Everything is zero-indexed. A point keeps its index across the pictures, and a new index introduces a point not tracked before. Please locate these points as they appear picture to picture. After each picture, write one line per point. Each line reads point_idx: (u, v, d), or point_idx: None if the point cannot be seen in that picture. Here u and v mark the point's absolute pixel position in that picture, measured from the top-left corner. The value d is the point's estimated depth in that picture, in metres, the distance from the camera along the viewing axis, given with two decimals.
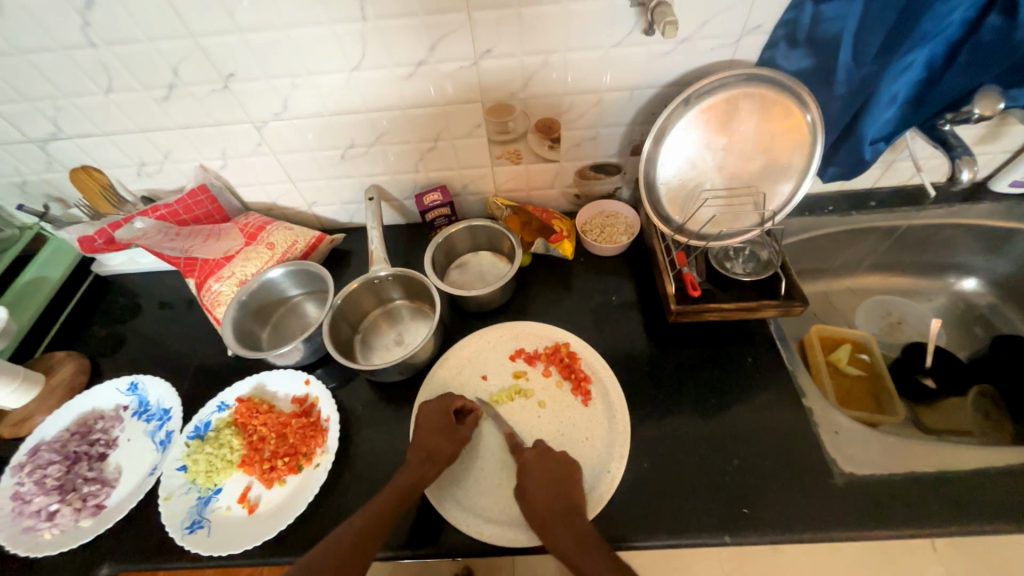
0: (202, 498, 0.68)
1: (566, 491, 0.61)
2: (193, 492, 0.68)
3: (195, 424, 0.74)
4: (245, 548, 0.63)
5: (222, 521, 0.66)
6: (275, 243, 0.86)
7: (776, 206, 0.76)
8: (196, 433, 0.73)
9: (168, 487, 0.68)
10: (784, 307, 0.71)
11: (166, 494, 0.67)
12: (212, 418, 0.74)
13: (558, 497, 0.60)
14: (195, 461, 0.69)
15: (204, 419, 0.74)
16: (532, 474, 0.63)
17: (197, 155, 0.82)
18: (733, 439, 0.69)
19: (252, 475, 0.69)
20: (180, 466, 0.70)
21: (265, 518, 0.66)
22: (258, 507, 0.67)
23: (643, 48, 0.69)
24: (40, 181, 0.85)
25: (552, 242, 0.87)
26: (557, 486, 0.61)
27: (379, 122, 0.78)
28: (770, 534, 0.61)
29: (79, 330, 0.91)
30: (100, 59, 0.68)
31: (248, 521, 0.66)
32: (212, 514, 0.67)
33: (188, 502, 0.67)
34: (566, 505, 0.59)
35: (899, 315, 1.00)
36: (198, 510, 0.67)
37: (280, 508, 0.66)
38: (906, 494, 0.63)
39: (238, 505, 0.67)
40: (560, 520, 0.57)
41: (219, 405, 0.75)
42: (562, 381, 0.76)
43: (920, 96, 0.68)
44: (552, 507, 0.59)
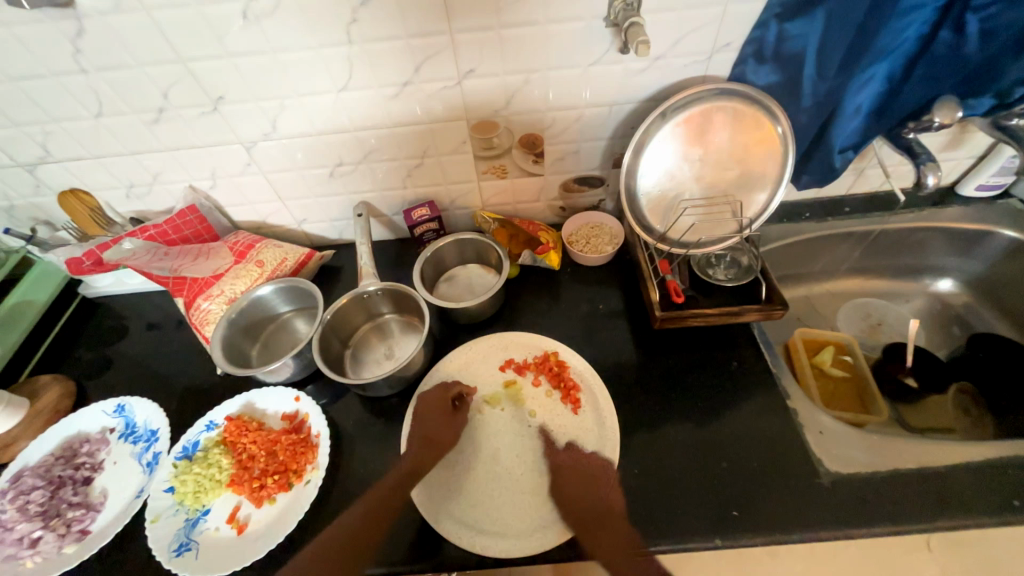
0: (190, 519, 0.67)
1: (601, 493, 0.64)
2: (181, 513, 0.67)
3: (182, 444, 0.73)
4: (234, 569, 0.62)
5: (211, 542, 0.65)
6: (264, 260, 0.86)
7: (753, 214, 0.79)
8: (184, 453, 0.72)
9: (154, 509, 0.67)
10: (766, 311, 0.73)
11: (152, 516, 0.66)
12: (201, 437, 0.74)
13: (598, 500, 0.63)
14: (184, 481, 0.68)
15: (193, 438, 0.74)
16: (571, 478, 0.67)
17: (187, 176, 0.83)
18: (721, 442, 0.70)
19: (241, 494, 0.68)
20: (167, 488, 0.69)
21: (254, 537, 0.65)
22: (247, 527, 0.66)
23: (619, 66, 0.72)
24: (27, 205, 0.86)
25: (539, 254, 0.88)
26: (591, 490, 0.65)
27: (367, 140, 0.80)
28: (761, 535, 0.61)
29: (65, 353, 0.90)
30: (90, 85, 0.69)
31: (237, 541, 0.65)
32: (201, 535, 0.66)
33: (175, 524, 0.66)
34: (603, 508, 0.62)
35: (879, 317, 1.02)
36: (186, 532, 0.66)
37: (269, 527, 0.66)
38: (890, 491, 0.64)
39: (226, 526, 0.66)
40: (600, 521, 0.61)
41: (208, 425, 0.75)
42: (552, 390, 0.77)
43: (883, 107, 0.71)
44: (590, 506, 0.63)
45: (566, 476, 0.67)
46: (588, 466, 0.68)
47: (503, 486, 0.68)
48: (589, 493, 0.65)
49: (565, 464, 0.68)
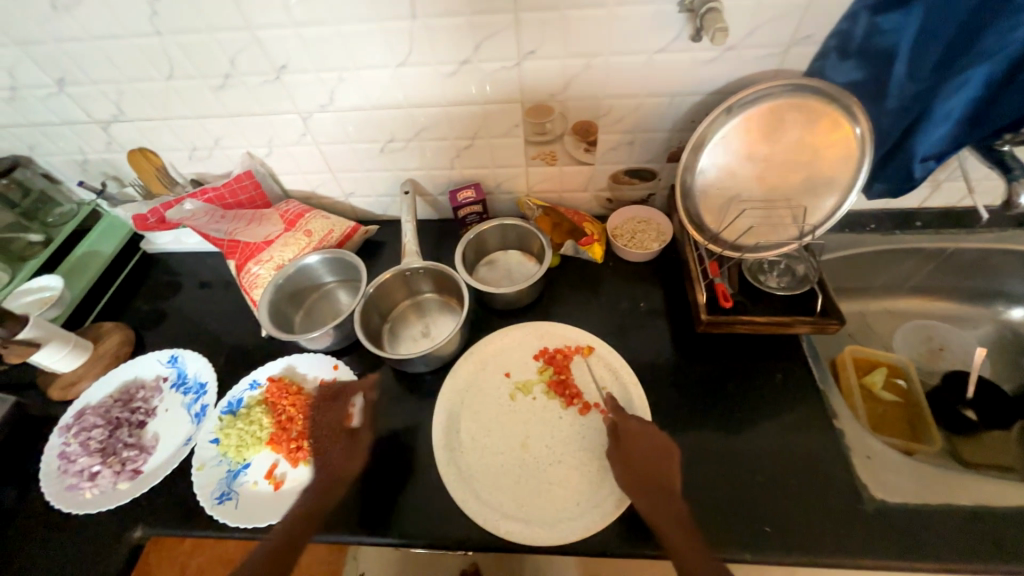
0: (231, 471, 0.70)
1: (663, 464, 0.62)
2: (224, 465, 0.71)
3: (227, 400, 0.77)
4: (270, 522, 0.65)
5: (250, 494, 0.68)
6: (312, 230, 0.89)
7: (817, 221, 0.74)
8: (229, 409, 0.76)
9: (201, 458, 0.71)
10: (820, 324, 0.69)
11: (199, 464, 0.71)
12: (245, 395, 0.77)
13: (658, 471, 0.62)
14: (227, 435, 0.72)
15: (237, 396, 0.77)
16: (635, 439, 0.65)
17: (245, 143, 0.86)
18: (758, 454, 0.67)
19: (279, 453, 0.71)
20: (213, 439, 0.73)
21: (291, 494, 0.68)
22: (283, 484, 0.69)
23: (687, 55, 0.68)
24: (100, 160, 0.91)
25: (583, 245, 0.87)
26: (654, 457, 0.63)
27: (420, 118, 0.80)
28: (794, 555, 0.59)
29: (126, 303, 0.96)
30: (163, 47, 0.71)
31: (273, 496, 0.68)
32: (241, 487, 0.69)
33: (218, 474, 0.70)
34: (662, 479, 0.61)
35: (940, 341, 0.95)
36: (227, 482, 0.69)
37: (304, 486, 0.68)
38: (941, 526, 0.60)
39: (264, 481, 0.69)
40: (659, 490, 0.60)
41: (251, 383, 0.78)
42: (585, 383, 0.76)
43: (977, 114, 0.64)
44: (649, 473, 0.62)
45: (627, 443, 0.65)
46: (648, 438, 0.64)
47: (531, 473, 0.68)
48: (650, 466, 0.62)
49: (631, 426, 0.66)
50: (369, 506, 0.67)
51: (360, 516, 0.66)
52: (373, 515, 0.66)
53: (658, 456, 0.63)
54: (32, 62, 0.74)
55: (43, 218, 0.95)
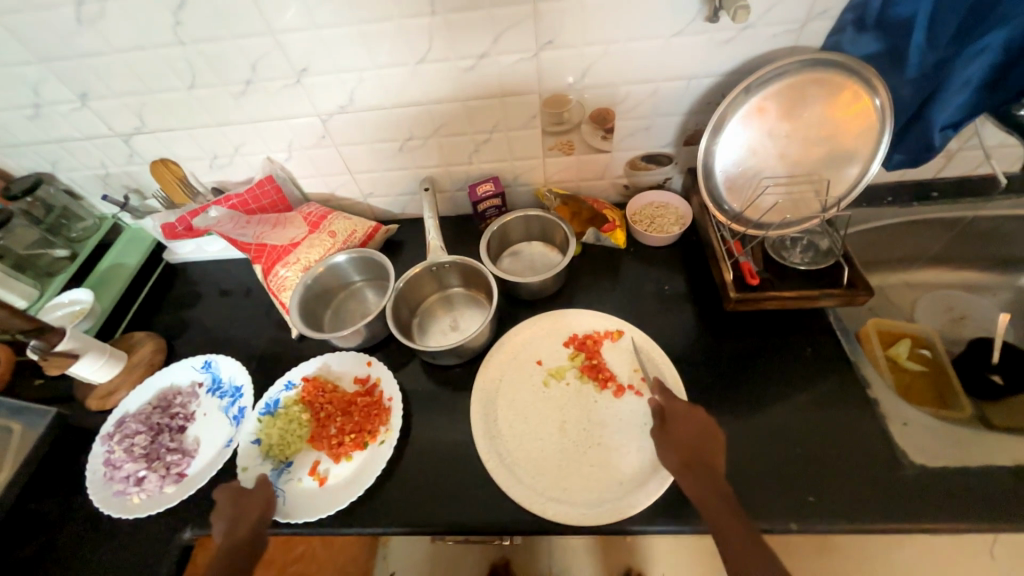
0: (275, 470, 0.71)
1: (707, 443, 0.62)
2: (267, 465, 0.72)
3: (265, 401, 0.78)
4: (319, 517, 0.66)
5: (296, 492, 0.69)
6: (336, 231, 0.90)
7: (840, 193, 0.75)
8: (266, 409, 0.77)
9: (245, 459, 0.72)
10: (847, 297, 0.70)
11: (243, 466, 0.71)
12: (281, 396, 0.78)
13: (703, 452, 0.61)
14: (268, 435, 0.73)
15: (274, 397, 0.78)
16: (680, 421, 0.64)
17: (266, 148, 0.87)
18: (794, 427, 0.68)
19: (321, 450, 0.72)
20: (253, 440, 0.74)
21: (335, 489, 0.69)
22: (327, 481, 0.70)
23: (704, 37, 0.69)
24: (121, 173, 0.92)
25: (604, 232, 0.88)
26: (698, 438, 0.62)
27: (439, 114, 0.81)
28: (838, 523, 0.60)
29: (154, 313, 0.97)
30: (186, 57, 0.72)
31: (319, 492, 0.69)
32: (287, 485, 0.70)
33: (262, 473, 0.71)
34: (707, 459, 0.60)
35: (962, 310, 0.96)
36: (272, 481, 0.70)
37: (348, 481, 0.69)
38: (984, 487, 0.61)
39: (309, 478, 0.70)
40: (706, 470, 0.59)
41: (286, 384, 0.79)
42: (617, 367, 0.77)
43: (995, 80, 0.65)
44: (694, 452, 0.61)
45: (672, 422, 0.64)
46: (693, 421, 0.64)
47: (572, 457, 0.69)
48: (695, 443, 0.62)
49: (676, 408, 0.65)
50: (415, 499, 0.68)
51: (408, 510, 0.67)
52: (419, 508, 0.67)
53: (705, 436, 0.62)
54: (56, 78, 0.75)
55: (66, 234, 0.96)
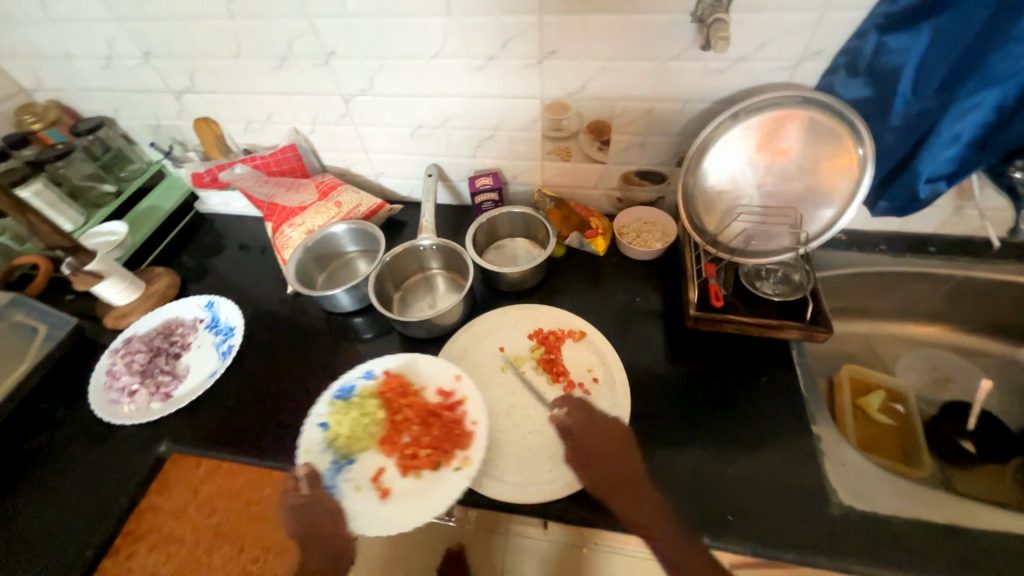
0: (335, 464, 0.67)
1: (623, 455, 0.66)
2: (331, 454, 0.68)
3: (342, 384, 0.75)
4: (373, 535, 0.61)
5: (354, 496, 0.65)
6: (342, 202, 0.98)
7: (814, 230, 0.76)
8: (341, 394, 0.74)
9: (307, 442, 0.69)
10: (808, 331, 0.71)
11: (304, 449, 0.69)
12: (358, 383, 0.75)
13: (622, 466, 0.65)
14: (340, 424, 0.71)
15: (351, 381, 0.75)
16: (591, 435, 0.69)
17: (293, 120, 0.96)
18: (730, 449, 0.70)
19: (389, 458, 0.68)
20: (321, 423, 0.71)
21: (394, 508, 0.63)
22: (389, 496, 0.64)
23: (699, 63, 0.72)
24: (170, 126, 1.04)
25: (587, 238, 0.92)
26: (614, 451, 0.66)
27: (449, 107, 0.87)
28: (750, 546, 0.61)
29: (177, 253, 1.07)
30: (234, 30, 0.82)
31: (380, 505, 0.64)
32: (345, 483, 0.66)
33: (322, 463, 0.67)
34: (626, 473, 0.65)
35: (947, 372, 0.94)
36: (331, 476, 0.67)
37: (411, 503, 0.63)
38: (908, 539, 0.60)
39: (370, 486, 0.66)
40: (628, 487, 0.63)
41: (367, 372, 0.76)
42: (569, 365, 0.80)
43: (985, 138, 0.65)
44: (614, 471, 0.65)
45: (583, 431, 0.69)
46: (608, 433, 0.68)
47: (508, 440, 0.73)
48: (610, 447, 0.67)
49: (580, 422, 0.70)
50: None
51: None
52: None
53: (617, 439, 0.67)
54: (127, 35, 0.86)
55: (117, 172, 1.08)
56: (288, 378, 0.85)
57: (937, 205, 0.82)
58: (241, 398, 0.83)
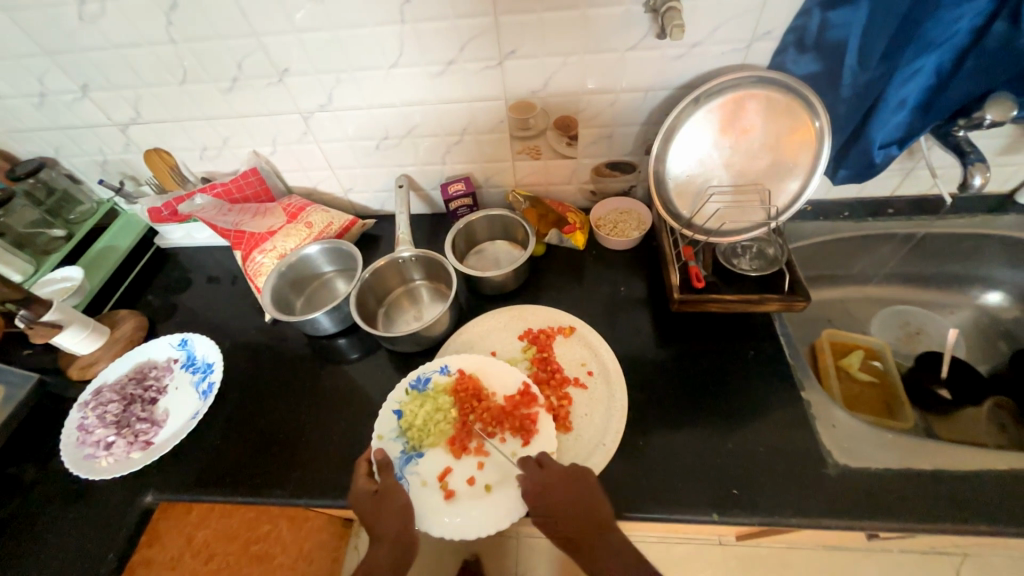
0: (406, 454, 0.70)
1: (587, 506, 0.62)
2: (402, 443, 0.71)
3: (418, 374, 0.77)
4: (434, 533, 0.63)
5: (421, 490, 0.67)
6: (312, 222, 0.95)
7: (783, 203, 0.79)
8: (416, 385, 0.76)
9: (383, 427, 0.72)
10: (788, 301, 0.73)
11: (379, 434, 0.72)
12: (432, 377, 0.76)
13: (586, 516, 0.62)
14: (413, 415, 0.73)
15: (426, 375, 0.77)
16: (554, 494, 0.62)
17: (251, 142, 0.93)
18: (727, 425, 0.71)
19: (456, 460, 0.69)
20: (395, 411, 0.74)
21: (456, 513, 0.64)
22: (454, 497, 0.66)
23: (656, 51, 0.73)
24: (118, 161, 0.98)
25: (565, 233, 0.93)
26: (576, 506, 0.62)
27: (412, 116, 0.86)
28: (758, 516, 0.63)
29: (141, 293, 1.02)
30: (177, 54, 0.78)
31: (443, 504, 0.66)
32: (413, 476, 0.68)
33: (395, 450, 0.70)
34: (594, 523, 0.62)
35: (918, 325, 0.99)
36: (400, 465, 0.69)
37: (473, 511, 0.64)
38: (902, 488, 0.63)
39: (436, 483, 0.67)
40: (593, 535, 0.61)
41: (441, 368, 0.77)
42: (579, 365, 0.79)
43: (928, 102, 0.69)
44: (577, 525, 0.61)
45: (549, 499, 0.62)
46: (569, 485, 0.63)
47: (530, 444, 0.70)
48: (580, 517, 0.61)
49: (549, 479, 0.63)
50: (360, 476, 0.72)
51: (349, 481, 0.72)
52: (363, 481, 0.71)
53: (588, 507, 0.62)
54: (60, 69, 0.81)
55: (65, 216, 1.02)
56: (276, 409, 0.82)
57: (891, 168, 0.86)
58: (227, 436, 0.79)
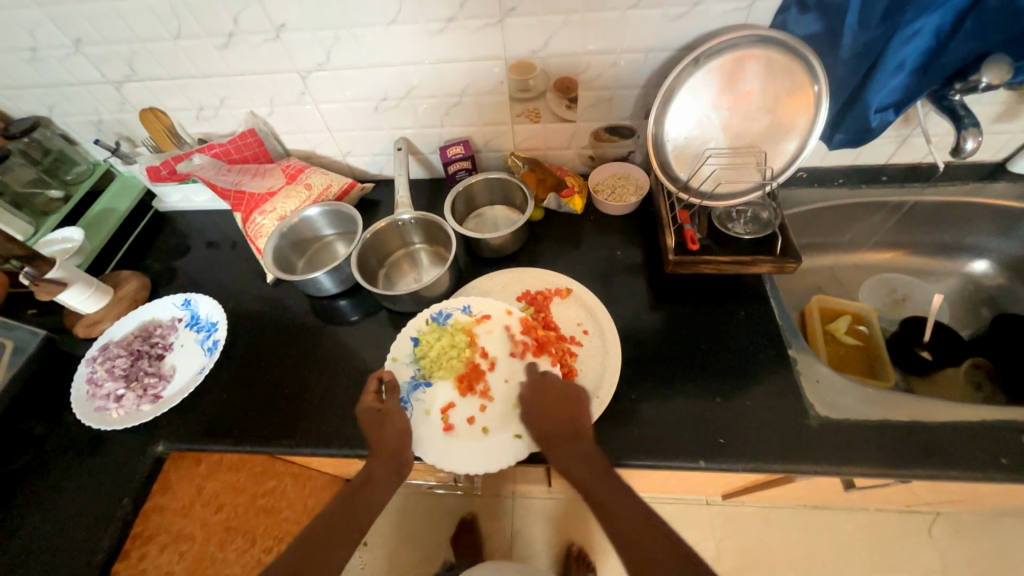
0: (415, 381, 0.74)
1: (570, 412, 0.66)
2: (414, 370, 0.75)
3: (440, 309, 0.81)
4: (424, 458, 0.67)
5: (423, 418, 0.71)
6: (312, 184, 0.96)
7: (779, 165, 0.80)
8: (437, 317, 0.80)
9: (399, 351, 0.78)
10: (778, 263, 0.76)
11: (394, 355, 0.77)
12: (453, 314, 0.80)
13: (566, 420, 0.66)
14: (428, 346, 0.76)
15: (448, 310, 0.81)
16: (546, 395, 0.68)
17: (248, 103, 0.92)
18: (715, 380, 0.74)
19: (459, 396, 0.73)
20: (412, 338, 0.79)
21: (451, 445, 0.69)
22: (453, 430, 0.70)
23: (659, 10, 0.73)
24: (113, 121, 0.97)
25: (564, 197, 0.93)
26: (560, 408, 0.67)
27: (410, 77, 0.85)
28: (741, 462, 0.67)
29: (142, 256, 1.03)
30: (172, 7, 0.77)
31: (440, 434, 0.69)
32: (418, 402, 0.72)
33: (407, 374, 0.75)
34: (571, 429, 0.65)
35: (904, 292, 1.03)
36: (408, 390, 0.73)
37: (468, 447, 0.68)
38: (880, 439, 0.67)
39: (437, 415, 0.71)
40: (568, 440, 0.64)
41: (464, 307, 0.81)
42: (585, 327, 0.81)
43: (927, 63, 0.69)
44: (558, 430, 0.65)
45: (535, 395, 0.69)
46: (561, 392, 0.68)
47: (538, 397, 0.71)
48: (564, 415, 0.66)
49: (547, 385, 0.69)
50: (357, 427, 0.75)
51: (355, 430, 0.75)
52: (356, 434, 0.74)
53: (574, 405, 0.67)
54: (51, 22, 0.79)
55: (61, 176, 1.02)
56: (280, 366, 0.84)
57: (887, 135, 0.87)
58: (233, 390, 0.82)
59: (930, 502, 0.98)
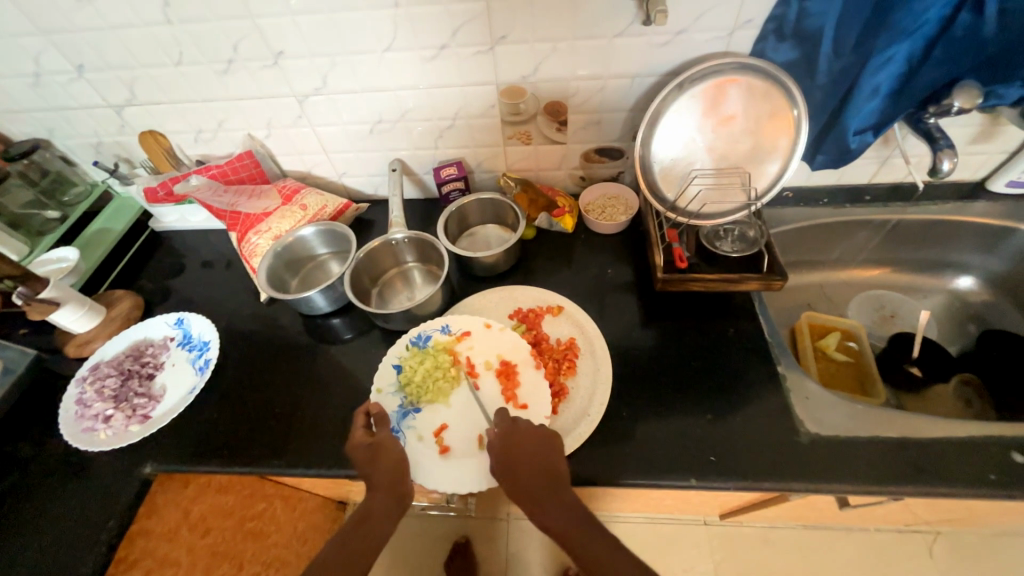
0: (403, 408, 0.74)
1: (548, 458, 0.63)
2: (400, 398, 0.75)
3: (418, 332, 0.81)
4: (430, 486, 0.67)
5: (418, 444, 0.70)
6: (307, 205, 0.97)
7: (763, 186, 0.82)
8: (417, 341, 0.80)
9: (382, 381, 0.76)
10: (766, 280, 0.77)
11: (378, 387, 0.76)
12: (433, 335, 0.81)
13: (543, 469, 0.62)
14: (412, 371, 0.76)
15: (427, 333, 0.81)
16: (521, 445, 0.64)
17: (246, 126, 0.94)
18: (706, 397, 0.75)
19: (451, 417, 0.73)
20: (395, 366, 0.78)
21: (451, 467, 0.68)
22: (450, 452, 0.70)
23: (643, 38, 0.76)
24: (113, 143, 0.99)
25: (555, 217, 0.95)
26: (535, 457, 0.63)
27: (405, 101, 0.88)
28: (733, 479, 0.67)
29: (137, 275, 1.04)
30: (173, 36, 0.79)
31: (439, 457, 0.69)
32: (409, 430, 0.72)
33: (394, 403, 0.74)
34: (548, 477, 0.61)
35: (892, 309, 1.04)
36: (398, 418, 0.73)
37: (469, 466, 0.68)
38: (872, 455, 0.67)
39: (432, 439, 0.71)
40: (546, 490, 0.60)
41: (443, 327, 0.81)
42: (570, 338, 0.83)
43: (900, 88, 0.72)
44: (537, 482, 0.61)
45: (512, 453, 0.63)
46: (537, 438, 0.64)
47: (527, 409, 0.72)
48: (541, 470, 0.62)
49: (523, 431, 0.65)
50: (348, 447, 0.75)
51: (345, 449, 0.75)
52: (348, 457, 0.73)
53: (552, 450, 0.63)
54: (55, 49, 0.82)
55: (59, 197, 1.03)
56: (271, 385, 0.84)
57: (868, 155, 0.89)
58: (224, 410, 0.81)
59: (928, 521, 0.97)
